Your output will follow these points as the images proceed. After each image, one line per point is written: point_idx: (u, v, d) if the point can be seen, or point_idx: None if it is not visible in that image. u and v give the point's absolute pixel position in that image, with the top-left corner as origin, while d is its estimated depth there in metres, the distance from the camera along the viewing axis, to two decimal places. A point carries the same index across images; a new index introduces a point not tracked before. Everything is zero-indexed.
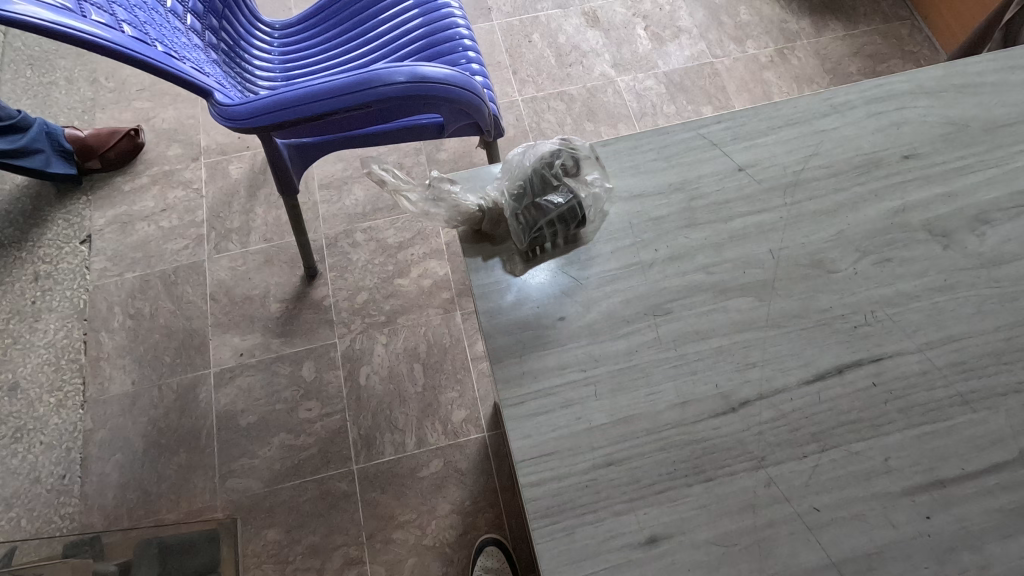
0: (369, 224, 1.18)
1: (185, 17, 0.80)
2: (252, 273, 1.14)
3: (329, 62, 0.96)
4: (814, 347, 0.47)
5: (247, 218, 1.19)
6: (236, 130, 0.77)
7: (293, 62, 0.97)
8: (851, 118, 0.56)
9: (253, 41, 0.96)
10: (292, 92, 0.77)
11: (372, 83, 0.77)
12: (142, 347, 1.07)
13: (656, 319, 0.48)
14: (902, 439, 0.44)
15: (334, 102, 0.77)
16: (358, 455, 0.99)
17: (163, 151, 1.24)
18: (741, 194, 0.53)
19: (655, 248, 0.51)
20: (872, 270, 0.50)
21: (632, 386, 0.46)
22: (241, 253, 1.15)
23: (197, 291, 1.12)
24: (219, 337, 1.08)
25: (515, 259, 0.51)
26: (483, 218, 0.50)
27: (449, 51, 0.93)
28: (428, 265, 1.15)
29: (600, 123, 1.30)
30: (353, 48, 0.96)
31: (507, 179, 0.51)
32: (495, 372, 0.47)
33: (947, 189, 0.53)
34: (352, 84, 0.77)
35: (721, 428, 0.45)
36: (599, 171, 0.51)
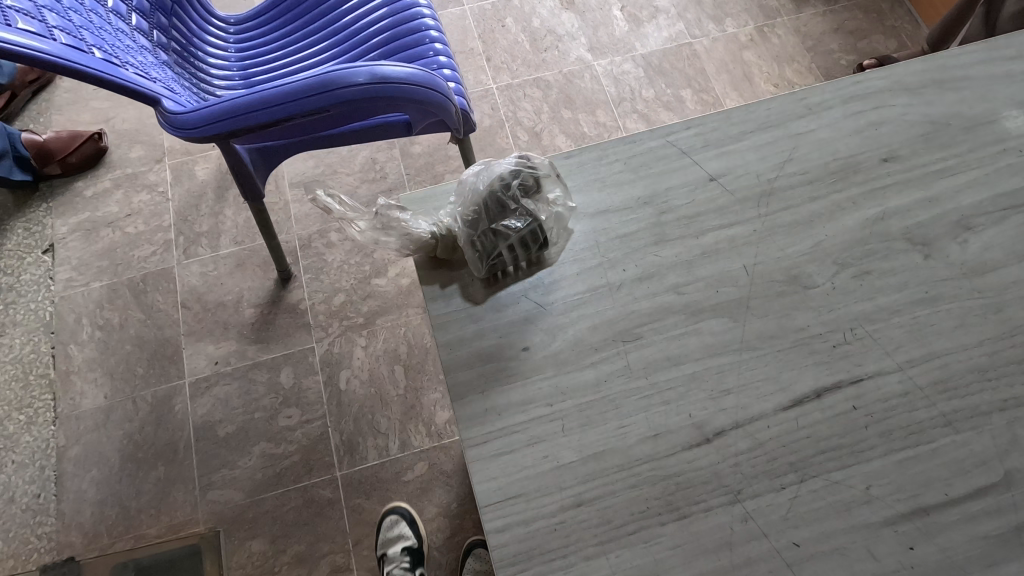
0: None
1: (130, 17, 0.75)
2: (224, 277, 1.09)
3: (290, 58, 0.90)
4: (792, 370, 0.45)
5: (217, 220, 1.14)
6: (187, 140, 0.72)
7: (250, 59, 0.91)
8: (827, 119, 0.53)
9: (207, 38, 0.90)
10: (244, 96, 0.71)
11: (330, 85, 0.71)
12: (113, 359, 1.03)
13: (625, 346, 0.46)
14: (883, 466, 0.42)
15: (290, 106, 0.71)
16: (340, 462, 0.96)
17: (124, 153, 1.18)
18: (713, 206, 0.50)
19: (623, 267, 0.48)
20: (851, 284, 0.47)
21: (601, 419, 0.44)
22: (212, 257, 1.11)
23: (169, 299, 1.08)
24: (193, 346, 1.04)
25: (474, 285, 0.47)
26: (437, 245, 0.47)
27: (415, 44, 0.88)
28: (405, 263, 1.12)
29: (577, 110, 1.26)
30: (314, 43, 0.90)
31: (461, 202, 0.47)
32: (457, 410, 0.44)
33: (927, 194, 0.50)
34: (309, 87, 0.71)
35: (696, 461, 0.43)
36: (560, 188, 0.47)
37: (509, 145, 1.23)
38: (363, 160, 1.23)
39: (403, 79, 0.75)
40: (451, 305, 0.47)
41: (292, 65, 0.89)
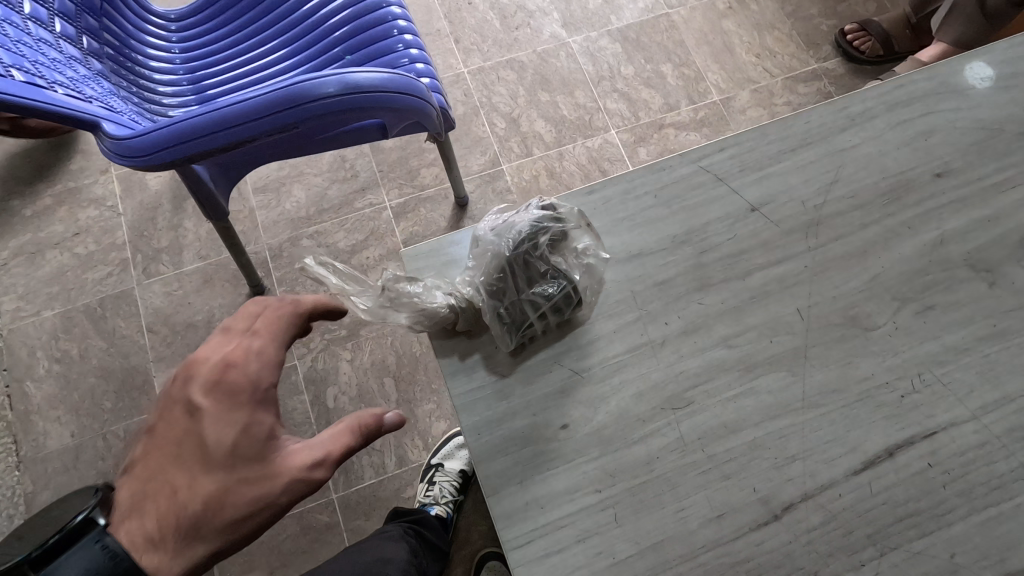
0: (315, 229, 1.10)
1: (52, 22, 0.64)
2: (192, 296, 1.04)
3: (241, 51, 0.78)
4: (859, 428, 0.41)
5: (176, 234, 1.07)
6: (134, 169, 0.61)
7: (194, 53, 0.79)
8: (873, 130, 0.48)
9: (146, 37, 0.77)
10: (195, 117, 0.60)
11: (298, 100, 0.60)
12: (77, 394, 0.96)
13: (676, 414, 0.41)
14: (965, 530, 0.39)
15: (250, 126, 0.60)
16: (335, 483, 0.85)
17: (64, 165, 1.09)
18: (757, 241, 0.44)
19: (665, 321, 0.42)
20: (915, 322, 0.43)
21: (657, 503, 0.39)
22: (176, 275, 1.04)
23: (131, 323, 1.01)
24: (164, 372, 0.99)
25: (499, 356, 0.42)
26: (456, 319, 0.41)
27: (383, 37, 0.76)
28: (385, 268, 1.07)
29: (555, 91, 1.16)
30: (268, 39, 0.78)
31: (480, 268, 0.42)
32: (492, 506, 0.39)
33: (987, 212, 0.45)
34: (273, 105, 0.60)
35: (765, 542, 0.38)
36: (590, 237, 0.43)
37: (486, 134, 1.13)
38: (330, 158, 1.13)
39: (376, 86, 0.65)
40: (474, 378, 0.41)
41: (246, 65, 0.77)
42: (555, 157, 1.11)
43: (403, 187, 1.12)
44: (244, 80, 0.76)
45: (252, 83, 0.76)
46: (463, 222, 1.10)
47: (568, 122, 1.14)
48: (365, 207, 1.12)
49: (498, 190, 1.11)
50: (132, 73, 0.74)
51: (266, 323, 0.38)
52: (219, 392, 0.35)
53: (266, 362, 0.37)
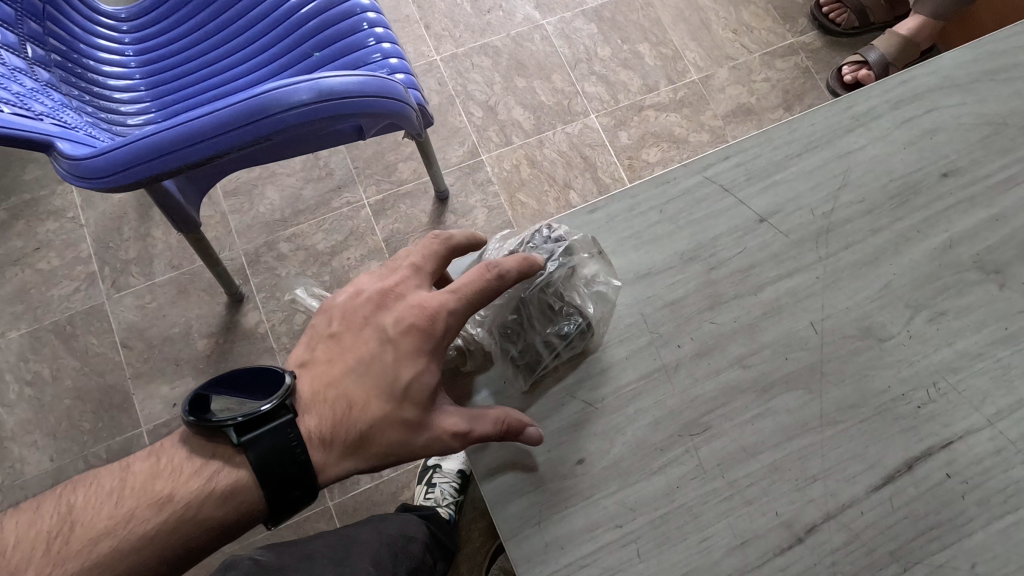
0: (290, 231, 1.05)
1: None
2: (166, 309, 1.00)
3: (199, 43, 0.70)
4: (878, 443, 0.40)
5: (145, 244, 1.03)
6: (96, 191, 0.56)
7: (149, 48, 0.71)
8: (877, 131, 0.47)
9: (93, 28, 0.69)
10: (159, 132, 0.54)
11: (269, 111, 0.54)
12: (52, 418, 0.93)
13: (694, 440, 0.39)
14: (987, 539, 0.38)
15: (218, 141, 0.55)
16: (330, 491, 0.83)
17: (18, 176, 1.04)
18: (768, 253, 0.43)
19: (678, 343, 0.41)
20: (928, 330, 0.42)
21: (680, 534, 0.38)
22: (148, 287, 1.00)
23: (105, 340, 0.98)
24: (143, 390, 0.95)
25: (511, 393, 0.41)
26: (467, 360, 0.42)
27: (355, 28, 0.68)
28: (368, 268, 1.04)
29: (532, 76, 1.12)
30: (229, 29, 0.70)
31: (492, 309, 0.43)
32: (510, 548, 0.37)
33: (994, 211, 0.45)
34: (242, 117, 0.54)
35: (790, 567, 0.37)
36: (600, 264, 0.42)
37: (463, 124, 1.09)
38: (304, 157, 1.09)
39: (353, 91, 0.58)
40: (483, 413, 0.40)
41: (205, 59, 0.69)
42: (535, 145, 1.07)
43: (381, 183, 1.08)
44: (205, 77, 0.69)
45: (214, 81, 0.68)
46: (445, 216, 1.05)
47: (546, 108, 1.09)
48: (342, 206, 1.07)
49: (478, 181, 1.06)
50: (81, 71, 0.66)
51: (462, 281, 0.39)
52: (401, 337, 0.39)
53: (449, 322, 0.39)
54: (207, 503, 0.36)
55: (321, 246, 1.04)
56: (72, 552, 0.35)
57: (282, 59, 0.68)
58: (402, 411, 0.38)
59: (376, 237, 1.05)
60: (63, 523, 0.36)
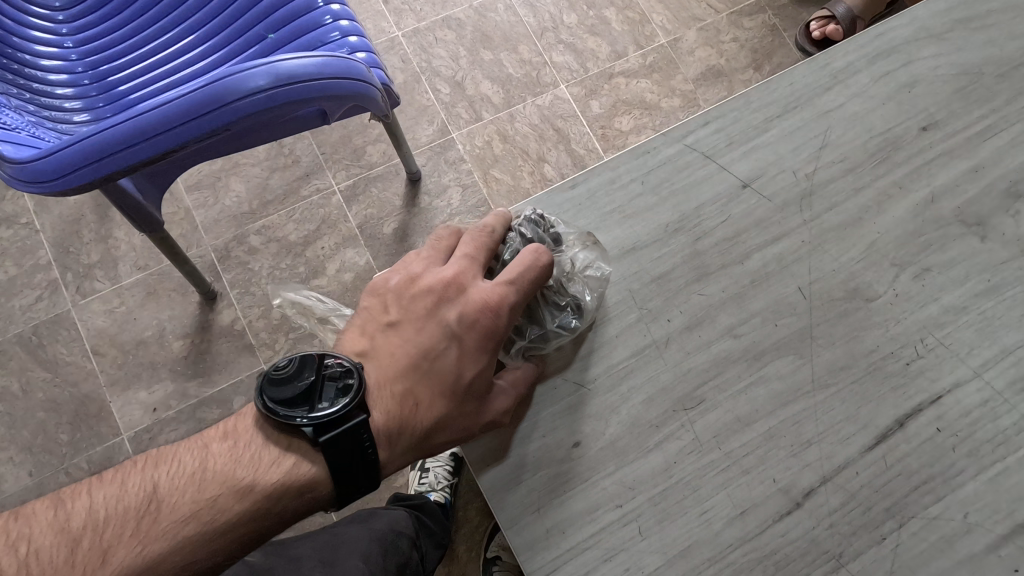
0: (260, 223, 1.02)
1: None
2: (136, 311, 0.96)
3: (143, 29, 0.65)
4: (870, 402, 0.40)
5: (108, 246, 0.98)
6: (45, 194, 0.53)
7: (87, 36, 0.66)
8: (856, 87, 0.46)
9: (24, 18, 0.64)
10: (108, 129, 0.51)
11: (223, 99, 0.51)
12: (27, 432, 0.90)
13: (688, 414, 0.39)
14: (978, 488, 0.39)
15: (172, 135, 0.51)
16: None
17: None
18: (752, 219, 0.42)
19: (668, 317, 0.40)
20: (913, 286, 0.42)
21: (680, 509, 0.37)
22: (115, 291, 0.97)
23: (74, 348, 0.94)
24: (121, 397, 0.92)
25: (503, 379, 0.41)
26: None
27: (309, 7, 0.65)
28: (344, 256, 1.01)
29: (498, 49, 1.08)
30: (174, 13, 0.65)
31: None
32: (511, 537, 0.37)
33: (974, 162, 0.44)
34: (193, 107, 0.51)
35: (790, 532, 0.38)
36: (589, 251, 0.41)
37: (431, 102, 1.06)
38: (267, 145, 1.05)
39: (313, 73, 0.55)
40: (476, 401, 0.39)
41: (151, 46, 0.65)
42: (506, 119, 1.05)
43: (350, 167, 1.04)
44: (151, 65, 0.64)
45: (161, 70, 0.64)
46: (419, 198, 1.02)
47: (515, 81, 1.06)
48: (312, 194, 1.03)
49: (450, 160, 1.04)
50: (18, 67, 0.62)
51: (518, 272, 0.38)
52: (465, 332, 0.38)
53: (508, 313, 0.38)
54: (284, 496, 0.35)
55: (293, 237, 1.00)
56: (154, 535, 0.33)
57: (233, 44, 0.64)
58: (459, 403, 0.38)
59: (349, 224, 1.02)
60: (142, 503, 0.34)
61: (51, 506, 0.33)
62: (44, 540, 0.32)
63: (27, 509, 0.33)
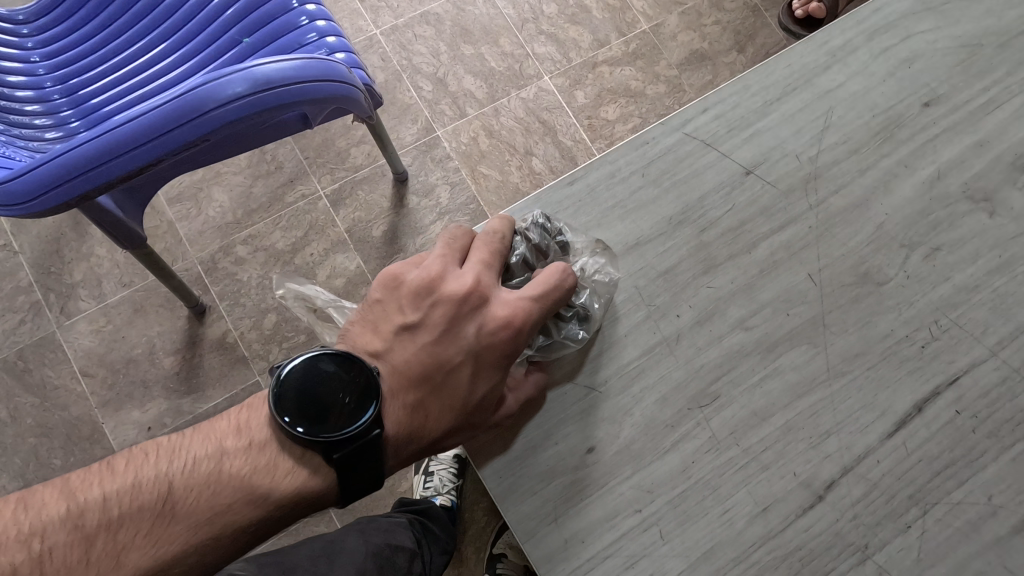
0: (245, 233, 0.99)
1: None
2: (123, 330, 0.94)
3: (113, 39, 0.63)
4: (887, 388, 0.39)
5: (90, 264, 0.96)
6: (20, 217, 0.51)
7: (54, 47, 0.63)
8: (855, 65, 0.45)
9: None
10: (81, 147, 0.48)
11: (200, 109, 0.49)
12: (18, 460, 0.88)
13: (704, 411, 0.38)
14: (1000, 470, 0.38)
15: (150, 148, 0.49)
16: None
17: None
18: (758, 207, 0.41)
19: (677, 313, 0.39)
20: (924, 267, 0.41)
21: (701, 511, 0.36)
22: (100, 309, 0.94)
23: (62, 370, 0.91)
24: (113, 418, 0.90)
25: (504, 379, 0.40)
26: None
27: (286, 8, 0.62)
28: (334, 261, 0.99)
29: (479, 42, 1.06)
30: (144, 20, 0.63)
31: None
32: (528, 550, 0.36)
33: (978, 137, 0.43)
34: (169, 119, 0.48)
35: (814, 526, 0.37)
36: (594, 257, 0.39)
37: (413, 100, 1.03)
38: (248, 152, 1.02)
39: (294, 77, 0.53)
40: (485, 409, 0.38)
41: (122, 55, 0.62)
42: (491, 114, 1.03)
43: (335, 171, 1.02)
44: (122, 75, 0.62)
45: (134, 81, 0.62)
46: (407, 198, 1.00)
47: (497, 74, 1.04)
48: (297, 200, 1.01)
49: (436, 159, 1.02)
50: None
51: (544, 288, 0.37)
52: (483, 349, 0.37)
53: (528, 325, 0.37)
54: (300, 504, 0.34)
55: (280, 245, 0.98)
56: (169, 536, 0.32)
57: (207, 50, 0.62)
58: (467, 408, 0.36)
59: (338, 229, 1.00)
60: (156, 503, 0.33)
61: (60, 498, 0.32)
62: (57, 537, 0.31)
63: (36, 498, 0.32)
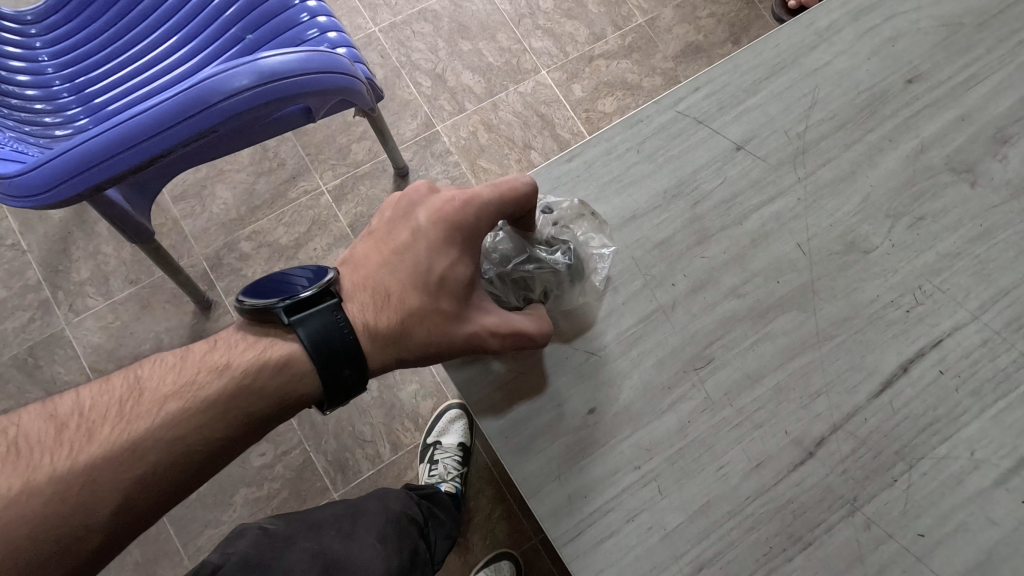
0: (249, 229, 1.02)
1: None
2: (132, 326, 0.97)
3: (120, 37, 0.65)
4: (874, 350, 0.41)
5: (98, 263, 0.99)
6: (35, 208, 0.53)
7: (62, 47, 0.65)
8: (841, 45, 0.46)
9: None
10: (94, 138, 0.50)
11: (208, 100, 0.50)
12: None
13: (699, 374, 0.40)
14: (982, 426, 0.40)
15: (161, 139, 0.51)
16: (334, 482, 0.82)
17: None
18: (748, 180, 0.43)
19: (672, 282, 0.41)
20: (908, 236, 0.43)
21: (697, 467, 0.38)
22: (108, 306, 0.97)
23: (72, 367, 0.94)
24: None
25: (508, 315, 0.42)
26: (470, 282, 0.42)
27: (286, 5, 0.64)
28: (338, 255, 1.01)
29: (476, 38, 1.08)
30: (150, 18, 0.65)
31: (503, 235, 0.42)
32: (534, 506, 0.37)
33: (959, 111, 0.45)
34: (179, 110, 0.50)
35: (805, 480, 0.39)
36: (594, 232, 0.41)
37: (413, 96, 1.05)
38: (251, 149, 1.05)
39: (298, 69, 0.54)
40: (491, 374, 0.40)
41: (128, 53, 0.64)
42: (489, 109, 1.05)
43: (336, 167, 1.05)
44: (127, 74, 0.64)
45: (139, 78, 0.63)
46: None
47: (495, 70, 1.06)
48: (300, 194, 1.04)
49: (436, 153, 1.04)
50: None
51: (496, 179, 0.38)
52: (432, 227, 0.38)
53: (488, 219, 0.38)
54: (264, 372, 0.35)
55: (284, 240, 1.01)
56: (138, 414, 0.33)
57: (210, 47, 0.64)
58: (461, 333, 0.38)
59: (340, 224, 1.02)
60: (126, 390, 0.34)
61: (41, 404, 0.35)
62: (33, 424, 0.33)
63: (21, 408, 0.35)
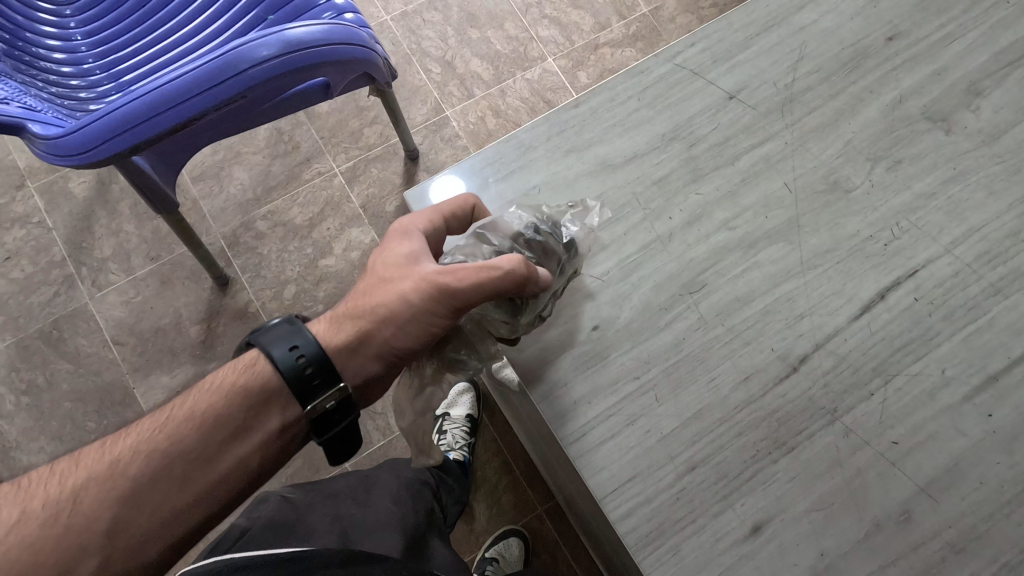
0: (264, 209, 1.07)
1: None
2: (152, 301, 1.04)
3: (148, 16, 0.68)
4: (854, 278, 0.45)
5: (119, 240, 1.07)
6: (76, 168, 0.56)
7: (92, 23, 0.68)
8: (827, 6, 0.50)
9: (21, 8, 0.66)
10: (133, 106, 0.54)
11: (237, 67, 0.55)
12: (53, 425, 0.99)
13: (693, 297, 0.44)
14: (952, 347, 0.44)
15: (194, 102, 0.55)
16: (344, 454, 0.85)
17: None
18: (740, 127, 0.47)
19: (669, 215, 0.45)
20: (887, 177, 0.47)
21: (691, 378, 0.42)
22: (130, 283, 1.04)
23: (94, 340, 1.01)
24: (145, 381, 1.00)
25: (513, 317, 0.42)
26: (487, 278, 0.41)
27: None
28: (350, 234, 1.06)
29: (484, 27, 1.12)
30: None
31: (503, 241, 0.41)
32: (544, 412, 0.41)
33: (936, 66, 0.49)
34: (211, 76, 0.54)
35: (790, 392, 0.43)
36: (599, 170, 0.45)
37: (423, 83, 1.10)
38: (267, 133, 1.10)
39: (320, 40, 0.59)
40: None
41: (155, 29, 0.67)
42: (497, 95, 1.09)
43: (350, 150, 1.11)
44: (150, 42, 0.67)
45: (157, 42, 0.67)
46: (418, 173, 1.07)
47: (502, 57, 1.11)
48: (315, 176, 1.09)
49: (445, 137, 1.09)
50: (31, 60, 0.65)
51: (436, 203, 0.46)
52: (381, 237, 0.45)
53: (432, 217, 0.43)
54: (233, 377, 0.38)
55: (298, 220, 1.07)
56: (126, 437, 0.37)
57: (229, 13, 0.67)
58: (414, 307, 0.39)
59: (353, 204, 1.07)
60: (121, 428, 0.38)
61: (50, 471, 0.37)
62: (37, 474, 0.36)
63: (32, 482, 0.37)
